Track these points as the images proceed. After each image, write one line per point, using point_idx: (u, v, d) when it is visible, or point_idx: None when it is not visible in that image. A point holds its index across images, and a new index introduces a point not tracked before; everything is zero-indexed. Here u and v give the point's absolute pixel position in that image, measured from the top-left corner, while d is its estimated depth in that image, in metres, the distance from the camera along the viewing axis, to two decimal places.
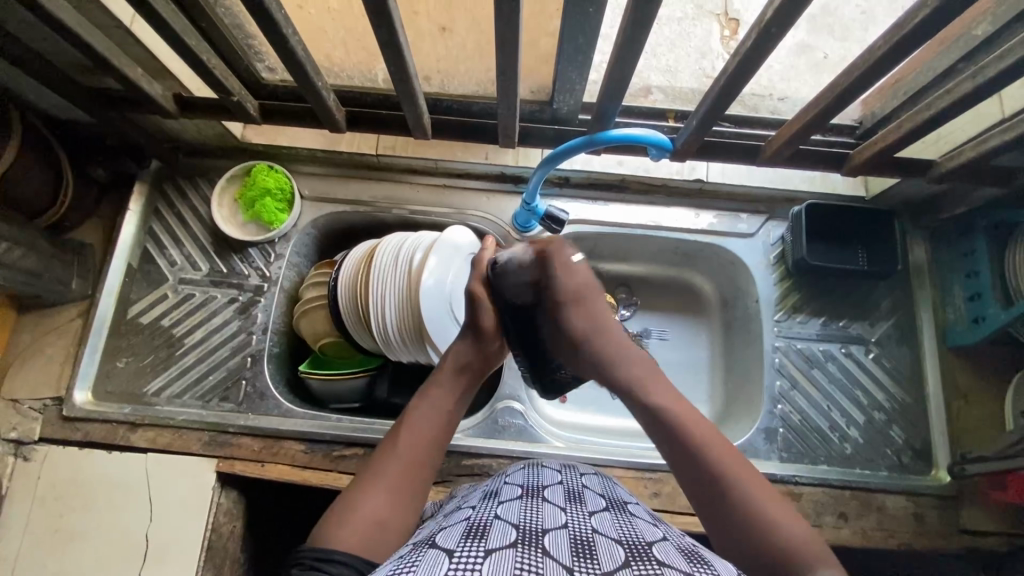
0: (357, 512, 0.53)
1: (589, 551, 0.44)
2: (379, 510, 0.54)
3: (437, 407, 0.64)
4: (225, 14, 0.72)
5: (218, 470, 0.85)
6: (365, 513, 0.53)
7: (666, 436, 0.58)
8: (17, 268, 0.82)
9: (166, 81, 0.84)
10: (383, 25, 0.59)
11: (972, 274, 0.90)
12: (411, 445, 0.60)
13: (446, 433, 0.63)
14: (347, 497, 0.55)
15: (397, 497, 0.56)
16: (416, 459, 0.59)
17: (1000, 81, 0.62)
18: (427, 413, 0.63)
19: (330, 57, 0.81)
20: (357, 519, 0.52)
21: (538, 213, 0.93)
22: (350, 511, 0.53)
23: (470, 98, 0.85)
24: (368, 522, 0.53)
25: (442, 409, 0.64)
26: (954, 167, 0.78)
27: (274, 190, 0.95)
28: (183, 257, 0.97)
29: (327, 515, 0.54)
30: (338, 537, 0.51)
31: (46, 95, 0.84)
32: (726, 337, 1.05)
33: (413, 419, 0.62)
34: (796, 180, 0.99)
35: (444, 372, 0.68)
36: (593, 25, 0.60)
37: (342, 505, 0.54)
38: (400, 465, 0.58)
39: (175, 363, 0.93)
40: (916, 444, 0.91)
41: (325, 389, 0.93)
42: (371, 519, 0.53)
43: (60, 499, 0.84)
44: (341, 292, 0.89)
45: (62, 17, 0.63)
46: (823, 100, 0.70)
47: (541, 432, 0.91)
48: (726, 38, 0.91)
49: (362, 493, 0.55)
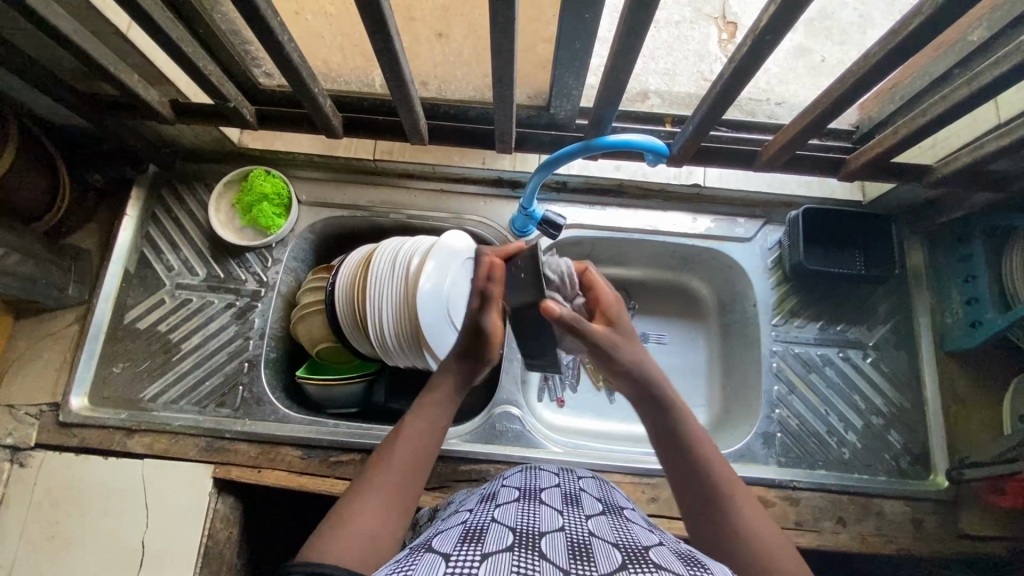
0: (351, 527, 0.52)
1: (585, 554, 0.44)
2: (372, 524, 0.53)
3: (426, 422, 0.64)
4: (222, 20, 0.72)
5: (214, 476, 0.85)
6: (359, 528, 0.52)
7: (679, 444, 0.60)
8: (16, 273, 0.81)
9: (163, 87, 0.84)
10: (379, 32, 0.59)
11: (970, 279, 0.90)
12: (404, 459, 0.59)
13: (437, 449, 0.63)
14: (338, 513, 0.54)
15: (390, 510, 0.55)
16: (408, 477, 0.59)
17: (995, 87, 0.62)
18: (423, 426, 0.63)
19: (327, 63, 0.81)
20: (350, 534, 0.52)
21: (535, 217, 0.93)
22: (343, 524, 0.52)
23: (467, 103, 0.85)
24: (363, 538, 0.52)
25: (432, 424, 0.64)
26: (950, 173, 0.78)
27: (271, 195, 0.94)
28: (180, 262, 0.97)
29: (318, 530, 0.53)
30: (328, 550, 0.50)
31: (42, 101, 0.84)
32: (724, 340, 1.05)
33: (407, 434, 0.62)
34: (793, 184, 0.98)
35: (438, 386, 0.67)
36: (590, 31, 0.60)
37: (334, 520, 0.53)
38: (394, 479, 0.58)
39: (172, 368, 0.92)
40: (914, 448, 0.91)
41: (323, 395, 0.93)
42: (366, 534, 0.52)
43: (55, 505, 0.83)
44: (337, 297, 0.89)
45: (57, 24, 0.63)
46: (819, 106, 0.70)
47: (539, 437, 0.91)
48: (723, 41, 0.90)
49: (356, 508, 0.54)
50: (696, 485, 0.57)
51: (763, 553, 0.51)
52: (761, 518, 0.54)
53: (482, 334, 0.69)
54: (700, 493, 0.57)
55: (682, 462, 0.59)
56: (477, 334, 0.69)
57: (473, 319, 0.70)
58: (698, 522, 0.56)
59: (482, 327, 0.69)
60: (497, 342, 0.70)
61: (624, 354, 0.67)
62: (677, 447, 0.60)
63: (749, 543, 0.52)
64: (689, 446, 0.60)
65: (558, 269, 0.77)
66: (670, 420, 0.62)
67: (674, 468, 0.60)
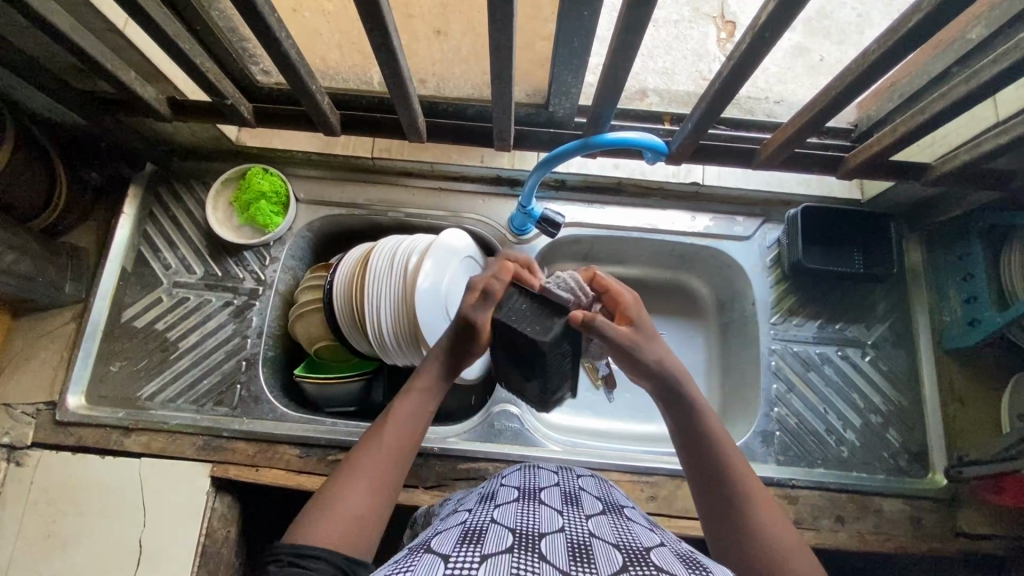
0: (337, 509, 0.53)
1: (585, 555, 0.44)
2: (359, 506, 0.54)
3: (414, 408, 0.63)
4: (219, 17, 0.72)
5: (211, 475, 0.85)
6: (345, 510, 0.53)
7: (700, 445, 0.60)
8: (13, 272, 0.81)
9: (160, 85, 0.83)
10: (377, 29, 0.59)
11: (968, 278, 0.90)
12: (391, 441, 0.60)
13: (425, 430, 0.63)
14: (324, 494, 0.55)
15: (378, 492, 0.56)
16: (396, 459, 0.59)
17: (994, 85, 0.62)
18: (412, 411, 0.63)
19: (325, 60, 0.80)
20: (336, 516, 0.53)
21: (534, 216, 0.93)
22: (330, 507, 0.53)
23: (465, 101, 0.85)
24: (349, 520, 0.53)
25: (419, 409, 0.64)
26: (948, 171, 0.78)
27: (269, 194, 0.94)
28: (177, 260, 0.97)
29: (306, 511, 0.54)
30: (315, 533, 0.51)
31: (39, 99, 0.84)
32: (723, 339, 1.05)
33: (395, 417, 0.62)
34: (791, 183, 0.98)
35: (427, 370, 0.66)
36: (589, 28, 0.59)
37: (321, 502, 0.54)
38: (381, 461, 0.58)
39: (169, 367, 0.92)
40: (913, 447, 0.91)
41: (321, 393, 0.93)
42: (353, 516, 0.53)
43: (52, 504, 0.83)
44: (335, 296, 0.89)
45: (54, 21, 0.62)
46: (818, 104, 0.70)
47: (537, 436, 0.91)
48: (723, 40, 0.91)
49: (342, 489, 0.55)
50: (716, 487, 0.57)
51: (782, 558, 0.51)
52: (779, 525, 0.54)
53: (471, 326, 0.66)
54: (719, 494, 0.57)
55: (703, 464, 0.59)
56: (466, 325, 0.66)
57: (467, 310, 0.66)
58: (716, 524, 0.56)
59: (473, 320, 0.65)
60: (485, 332, 0.67)
61: (647, 352, 0.65)
62: (700, 447, 0.60)
63: (767, 548, 0.52)
64: (711, 448, 0.59)
65: (565, 282, 0.72)
66: (694, 421, 0.62)
67: (695, 470, 0.59)
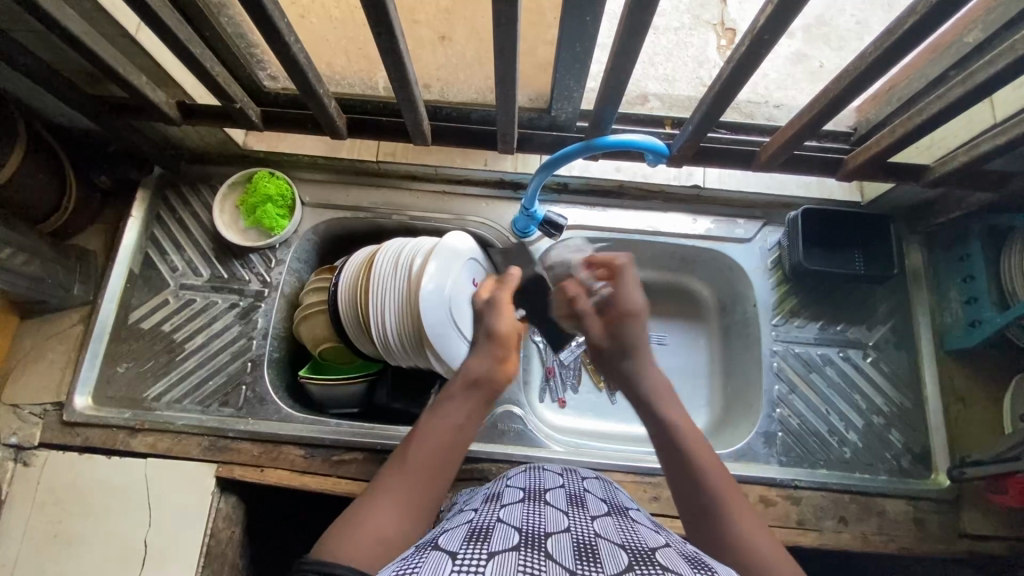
0: (362, 526, 0.54)
1: (591, 554, 0.44)
2: (384, 523, 0.55)
3: (442, 426, 0.64)
4: (229, 23, 0.73)
5: (218, 475, 0.85)
6: (374, 527, 0.54)
7: (669, 445, 0.62)
8: (22, 273, 0.82)
9: (170, 88, 0.85)
10: (383, 32, 0.60)
11: (968, 279, 0.91)
12: (420, 457, 0.61)
13: (461, 443, 0.64)
14: (353, 510, 0.56)
15: (404, 508, 0.57)
16: (425, 476, 0.60)
17: (990, 86, 0.63)
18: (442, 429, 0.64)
19: (331, 66, 0.82)
20: (362, 530, 0.53)
21: (538, 218, 0.95)
22: (356, 523, 0.54)
23: (469, 105, 0.86)
24: (374, 535, 0.53)
25: (450, 426, 0.64)
26: (947, 172, 0.78)
27: (275, 197, 0.96)
28: (183, 262, 0.98)
29: (333, 526, 0.55)
30: (342, 547, 0.52)
31: (46, 100, 0.85)
32: (725, 341, 1.05)
33: (425, 431, 0.63)
34: (792, 186, 0.99)
35: (455, 385, 0.68)
36: (590, 32, 0.60)
37: (347, 518, 0.55)
38: (411, 477, 0.59)
39: (175, 367, 0.93)
40: (915, 448, 0.91)
41: (325, 393, 0.94)
42: (375, 532, 0.54)
43: (59, 504, 0.84)
44: (340, 297, 0.90)
45: (68, 26, 0.64)
46: (816, 107, 0.71)
47: (541, 436, 0.91)
48: (722, 47, 0.93)
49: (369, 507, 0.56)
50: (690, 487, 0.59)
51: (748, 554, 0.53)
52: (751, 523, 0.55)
53: (494, 300, 0.73)
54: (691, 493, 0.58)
55: (678, 468, 0.60)
56: (491, 303, 0.73)
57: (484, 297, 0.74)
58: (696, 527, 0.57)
59: (496, 292, 0.73)
60: (508, 312, 0.72)
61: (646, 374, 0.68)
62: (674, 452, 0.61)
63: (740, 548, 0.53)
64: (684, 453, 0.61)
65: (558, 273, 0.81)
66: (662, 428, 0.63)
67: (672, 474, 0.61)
